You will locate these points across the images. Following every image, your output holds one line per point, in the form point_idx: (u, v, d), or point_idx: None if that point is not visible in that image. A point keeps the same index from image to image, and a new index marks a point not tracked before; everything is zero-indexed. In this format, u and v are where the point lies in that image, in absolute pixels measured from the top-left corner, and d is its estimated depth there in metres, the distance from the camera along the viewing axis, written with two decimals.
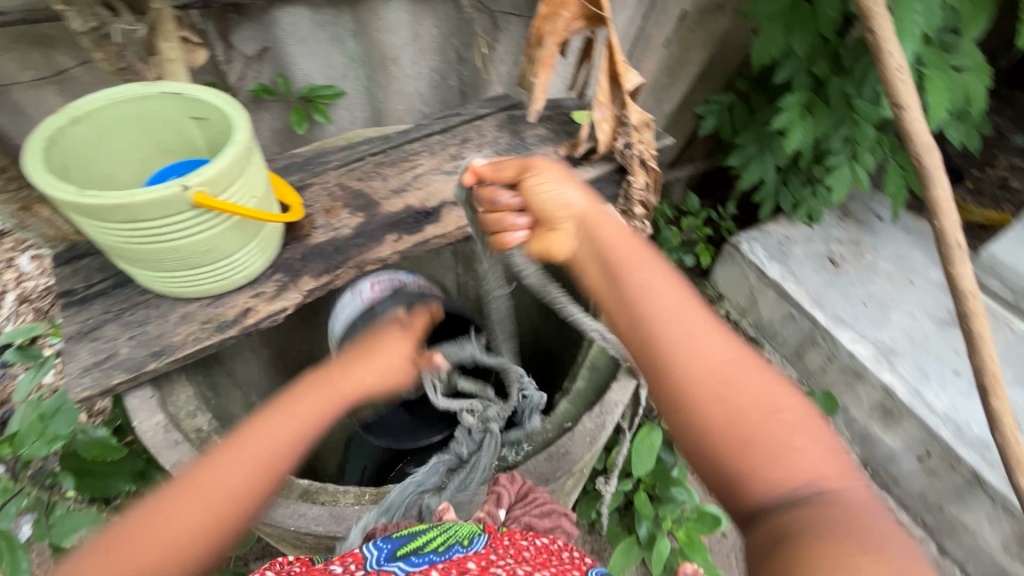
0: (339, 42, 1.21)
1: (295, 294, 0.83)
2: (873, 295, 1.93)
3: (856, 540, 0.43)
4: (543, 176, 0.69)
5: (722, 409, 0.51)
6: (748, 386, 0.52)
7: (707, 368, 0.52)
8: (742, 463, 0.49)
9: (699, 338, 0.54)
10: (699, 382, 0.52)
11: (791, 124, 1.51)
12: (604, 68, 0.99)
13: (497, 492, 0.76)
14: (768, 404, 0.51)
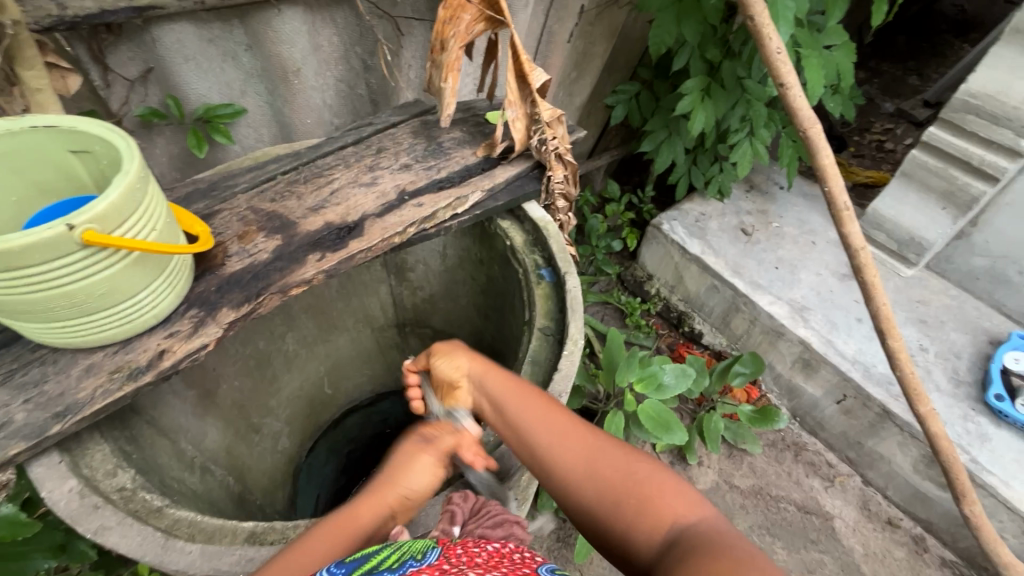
0: (232, 57, 1.15)
1: (214, 329, 0.78)
2: (783, 259, 2.10)
3: (693, 553, 0.53)
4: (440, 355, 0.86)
5: (597, 490, 0.65)
6: (612, 464, 0.66)
7: (567, 458, 0.69)
8: (622, 521, 0.62)
9: (557, 438, 0.71)
10: (576, 471, 0.68)
11: (693, 107, 1.60)
12: (510, 67, 1.00)
13: (451, 511, 0.76)
14: (631, 472, 0.65)
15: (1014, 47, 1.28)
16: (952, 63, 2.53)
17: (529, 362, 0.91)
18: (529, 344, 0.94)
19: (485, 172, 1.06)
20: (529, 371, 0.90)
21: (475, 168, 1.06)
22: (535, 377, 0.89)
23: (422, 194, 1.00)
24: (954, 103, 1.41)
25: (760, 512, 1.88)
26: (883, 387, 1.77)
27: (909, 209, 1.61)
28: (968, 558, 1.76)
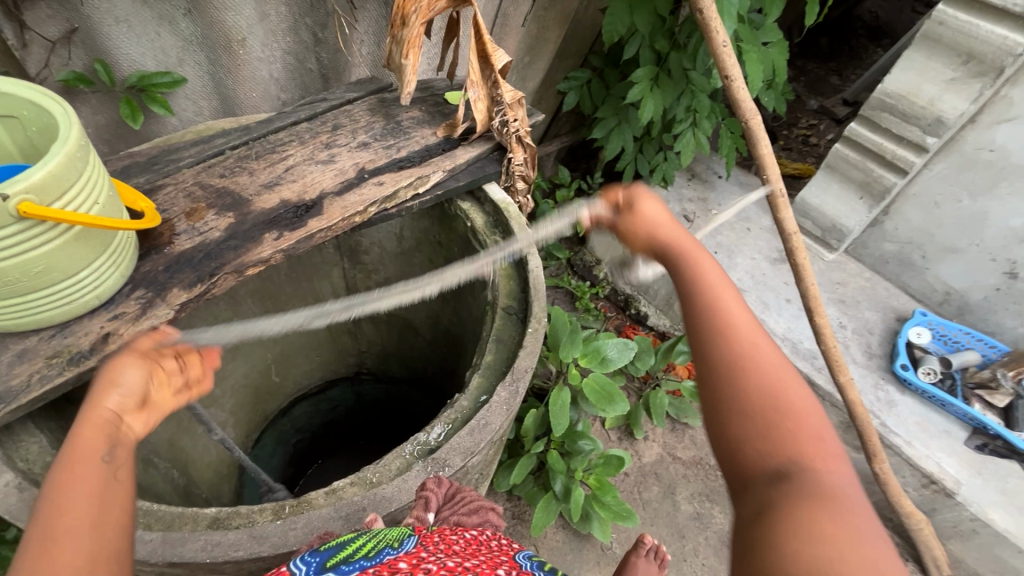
0: (169, 22, 1.07)
1: (165, 310, 0.74)
2: (721, 244, 2.23)
3: (827, 514, 0.42)
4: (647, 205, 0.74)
5: (738, 382, 0.51)
6: (780, 375, 0.51)
7: (727, 333, 0.54)
8: (753, 422, 0.49)
9: (730, 315, 0.56)
10: (737, 351, 0.53)
11: (643, 96, 1.65)
12: (473, 47, 0.99)
13: (425, 496, 0.69)
14: (795, 395, 0.50)
15: (922, 51, 1.42)
16: (867, 66, 2.76)
17: (494, 341, 0.91)
18: (494, 322, 0.95)
19: (446, 153, 1.05)
20: (494, 348, 0.91)
21: (435, 148, 1.05)
22: (500, 354, 0.90)
23: (382, 173, 0.98)
24: (872, 101, 1.55)
25: (700, 480, 2.01)
26: (808, 361, 1.94)
27: (833, 197, 1.76)
28: (877, 511, 1.97)
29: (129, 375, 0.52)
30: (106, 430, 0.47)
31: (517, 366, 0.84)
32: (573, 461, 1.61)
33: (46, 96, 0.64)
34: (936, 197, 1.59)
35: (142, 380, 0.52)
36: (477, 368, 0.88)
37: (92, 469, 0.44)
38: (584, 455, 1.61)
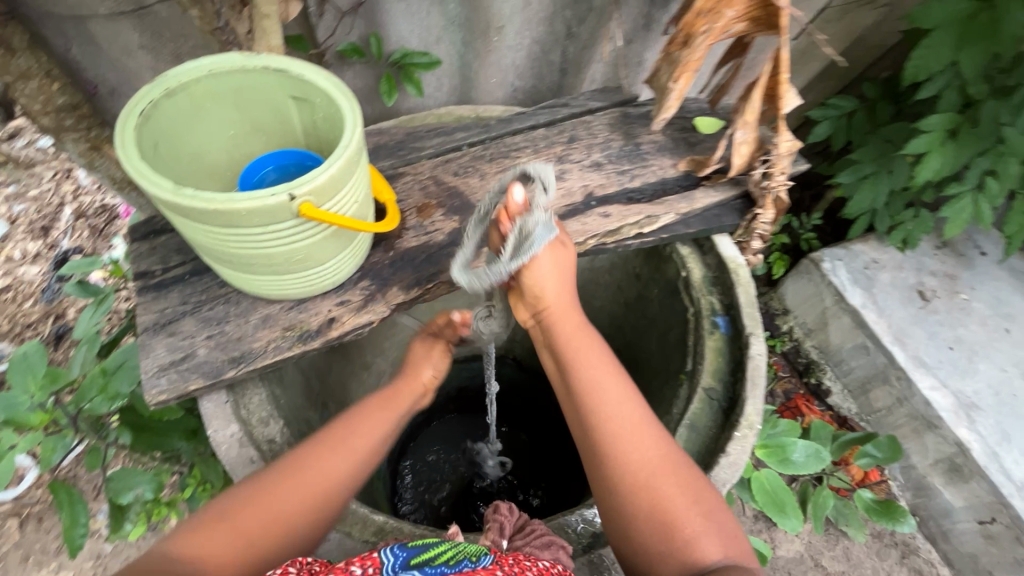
0: (441, 3, 1.06)
1: (382, 307, 0.75)
2: (962, 340, 1.79)
3: None
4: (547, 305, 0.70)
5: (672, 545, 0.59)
6: (643, 458, 0.63)
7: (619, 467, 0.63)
8: (650, 532, 0.60)
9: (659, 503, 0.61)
10: (620, 456, 0.63)
11: (929, 149, 1.34)
12: (760, 83, 0.80)
13: (499, 521, 0.73)
14: (662, 471, 0.62)
15: None
16: None
17: (686, 427, 0.81)
18: (690, 402, 0.84)
19: (683, 192, 0.93)
20: (684, 435, 0.81)
21: (671, 184, 0.93)
22: (690, 447, 0.79)
23: (610, 203, 0.90)
24: None
25: None
26: None
27: None
28: None
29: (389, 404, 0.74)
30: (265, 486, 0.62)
31: (712, 476, 0.73)
32: None
33: (323, 85, 0.65)
34: None
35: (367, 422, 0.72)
36: None
37: (327, 465, 0.65)
38: None
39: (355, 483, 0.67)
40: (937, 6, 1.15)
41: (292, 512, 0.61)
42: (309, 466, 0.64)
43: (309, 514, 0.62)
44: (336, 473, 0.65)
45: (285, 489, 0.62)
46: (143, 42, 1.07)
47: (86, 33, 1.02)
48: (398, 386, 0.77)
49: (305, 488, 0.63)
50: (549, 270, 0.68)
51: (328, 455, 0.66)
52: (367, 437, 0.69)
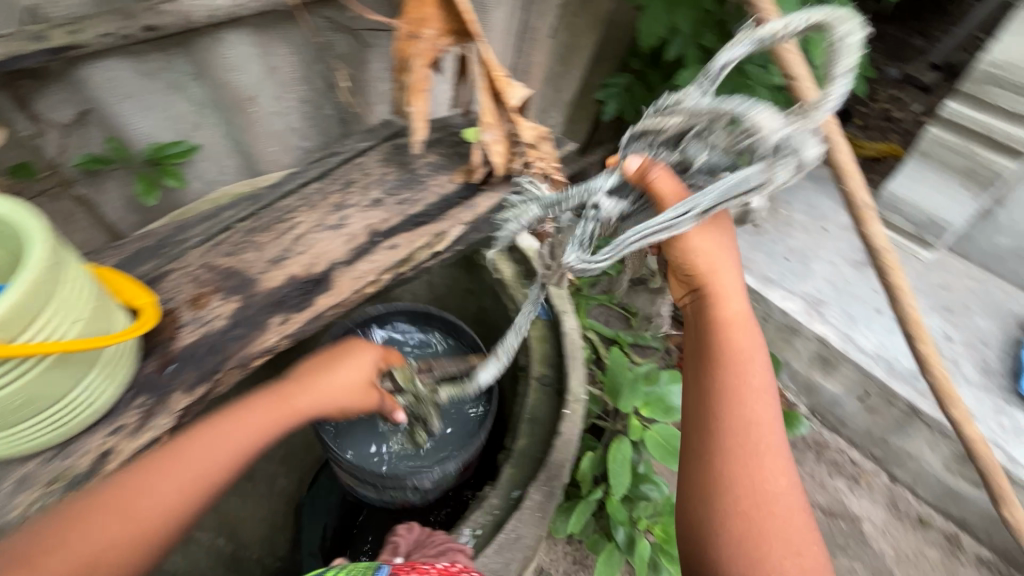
0: (180, 89, 1.02)
1: (165, 419, 0.69)
2: (794, 249, 2.00)
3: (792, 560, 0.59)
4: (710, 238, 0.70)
5: (748, 510, 0.61)
6: (774, 488, 0.62)
7: (734, 404, 0.64)
8: (744, 553, 0.60)
9: (752, 461, 0.62)
10: (747, 461, 0.62)
11: None
12: (483, 85, 0.84)
13: (395, 541, 0.72)
14: (779, 500, 0.62)
15: None
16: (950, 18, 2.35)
17: (527, 421, 0.80)
18: (526, 395, 0.83)
19: (466, 202, 0.95)
20: (528, 431, 0.79)
21: (454, 197, 0.95)
22: (535, 440, 0.78)
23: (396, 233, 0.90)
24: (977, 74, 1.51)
25: None
26: (908, 383, 1.68)
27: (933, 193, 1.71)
28: (1005, 555, 1.71)
29: (243, 416, 0.68)
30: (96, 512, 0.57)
31: (552, 461, 0.74)
32: (636, 510, 1.42)
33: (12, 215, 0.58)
34: None
35: (210, 444, 0.65)
36: (508, 457, 0.77)
37: (155, 484, 0.61)
38: (648, 503, 1.41)
39: (208, 488, 0.63)
40: None
41: (115, 540, 0.57)
42: (145, 486, 0.60)
43: (139, 542, 0.58)
44: (177, 479, 0.62)
45: (115, 508, 0.58)
46: None
47: None
48: (280, 393, 0.71)
49: (124, 514, 0.58)
50: (739, 286, 0.69)
51: (150, 478, 0.61)
52: (225, 442, 0.66)
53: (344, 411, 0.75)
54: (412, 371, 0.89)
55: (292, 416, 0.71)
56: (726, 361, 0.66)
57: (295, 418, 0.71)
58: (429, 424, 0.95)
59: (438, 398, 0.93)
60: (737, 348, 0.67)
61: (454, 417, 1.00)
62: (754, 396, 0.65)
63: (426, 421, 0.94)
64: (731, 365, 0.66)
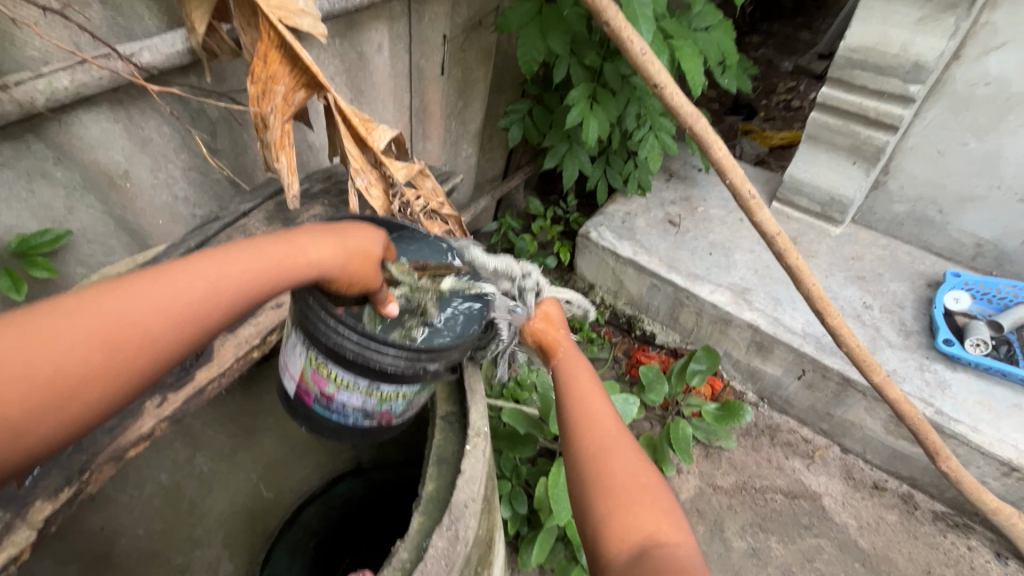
0: (40, 176, 0.97)
1: (26, 532, 0.66)
2: (715, 243, 2.07)
3: (664, 526, 0.61)
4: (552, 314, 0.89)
5: (612, 483, 0.64)
6: (622, 456, 0.67)
7: (581, 409, 0.73)
8: (612, 512, 0.62)
9: (604, 444, 0.68)
10: (599, 445, 0.68)
11: (584, 117, 1.52)
12: (346, 133, 0.87)
13: None
14: (642, 472, 0.65)
15: None
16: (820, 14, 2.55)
17: (434, 463, 0.79)
18: (432, 437, 0.83)
19: None
20: (435, 473, 0.78)
21: None
22: (442, 482, 0.77)
23: None
24: (840, 61, 1.64)
25: (751, 508, 1.79)
26: (838, 355, 1.76)
27: (828, 172, 1.81)
28: (958, 506, 1.76)
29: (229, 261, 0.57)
30: (72, 323, 0.48)
31: (455, 502, 0.73)
32: None
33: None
34: (938, 146, 1.68)
35: (210, 268, 0.56)
36: (415, 504, 0.75)
37: (110, 311, 0.49)
38: None
39: (169, 343, 0.52)
40: (513, 13, 1.35)
41: (42, 379, 0.46)
42: (99, 310, 0.49)
43: (69, 389, 0.47)
44: (134, 313, 0.50)
45: (53, 329, 0.47)
46: None
47: None
48: (286, 242, 0.61)
49: (70, 340, 0.47)
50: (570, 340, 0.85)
51: (107, 303, 0.49)
52: (196, 283, 0.54)
53: (341, 281, 0.66)
54: (411, 265, 0.78)
55: (278, 274, 0.60)
56: (568, 381, 0.78)
57: (285, 277, 0.60)
58: (428, 318, 0.76)
59: (442, 287, 0.79)
60: (571, 371, 0.79)
61: (455, 317, 0.79)
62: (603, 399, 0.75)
63: (425, 312, 0.76)
64: (575, 386, 0.77)
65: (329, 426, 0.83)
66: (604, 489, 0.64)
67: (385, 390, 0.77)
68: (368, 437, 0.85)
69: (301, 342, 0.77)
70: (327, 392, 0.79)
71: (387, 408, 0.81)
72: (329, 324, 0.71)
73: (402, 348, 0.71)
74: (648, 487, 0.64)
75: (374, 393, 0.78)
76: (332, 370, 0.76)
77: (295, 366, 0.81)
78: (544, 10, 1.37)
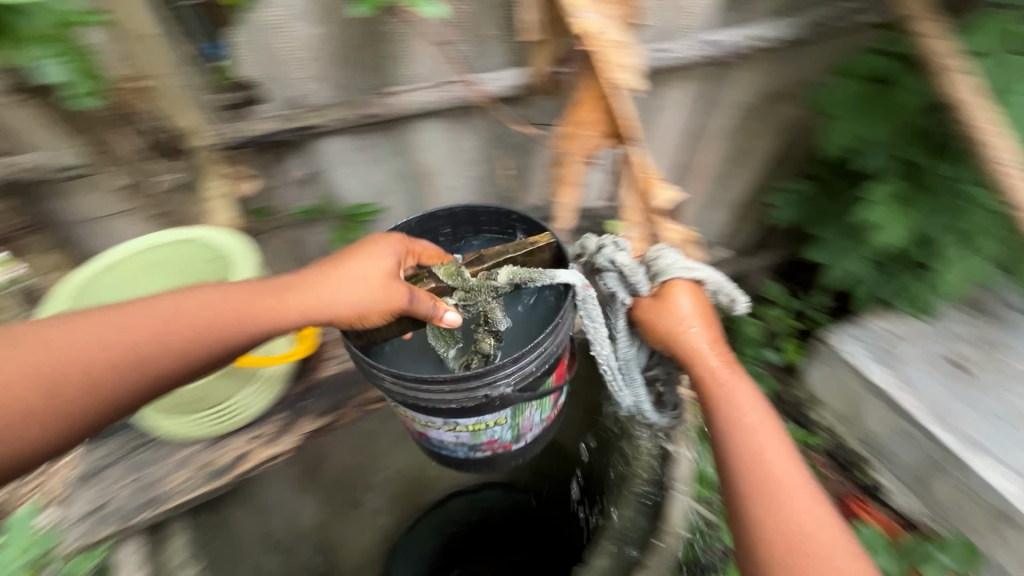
0: (380, 161, 1.20)
1: (292, 439, 0.87)
2: (1018, 411, 1.54)
3: (834, 570, 0.67)
4: (678, 299, 0.86)
5: (780, 530, 0.71)
6: (798, 505, 0.72)
7: (743, 439, 0.79)
8: (783, 560, 0.69)
9: (776, 491, 0.73)
10: (766, 489, 0.74)
11: (888, 218, 1.28)
12: (633, 186, 0.89)
13: None
14: (807, 517, 0.71)
15: None
16: None
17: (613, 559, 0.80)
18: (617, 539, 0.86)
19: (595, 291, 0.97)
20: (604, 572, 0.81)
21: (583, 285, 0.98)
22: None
23: None
24: None
25: None
26: None
27: None
28: None
29: (228, 291, 0.76)
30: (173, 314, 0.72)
31: None
32: None
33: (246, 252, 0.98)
34: None
35: (264, 297, 0.75)
36: None
37: (140, 322, 0.70)
38: None
39: (180, 347, 0.71)
40: (834, 92, 1.29)
41: (104, 359, 0.67)
42: (131, 321, 0.70)
43: (71, 372, 0.66)
44: (172, 311, 0.71)
45: (114, 332, 0.69)
46: None
47: None
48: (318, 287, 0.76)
49: (142, 326, 0.70)
50: (719, 349, 0.87)
51: (145, 313, 0.70)
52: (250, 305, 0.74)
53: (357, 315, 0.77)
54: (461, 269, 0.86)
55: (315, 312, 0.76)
56: (720, 402, 0.83)
57: (276, 318, 0.75)
58: (493, 324, 0.85)
59: (496, 281, 0.83)
60: (717, 390, 0.84)
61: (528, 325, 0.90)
62: (761, 429, 0.80)
63: (490, 314, 0.84)
64: (729, 416, 0.81)
65: (451, 459, 0.98)
66: (783, 543, 0.70)
67: (467, 424, 0.86)
68: (494, 459, 0.98)
69: (392, 403, 0.87)
70: (418, 430, 0.93)
71: (487, 437, 0.90)
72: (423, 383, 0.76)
73: (485, 375, 0.76)
74: (818, 540, 0.69)
75: (460, 428, 0.88)
76: (420, 418, 0.87)
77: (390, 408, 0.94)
78: (876, 93, 1.26)
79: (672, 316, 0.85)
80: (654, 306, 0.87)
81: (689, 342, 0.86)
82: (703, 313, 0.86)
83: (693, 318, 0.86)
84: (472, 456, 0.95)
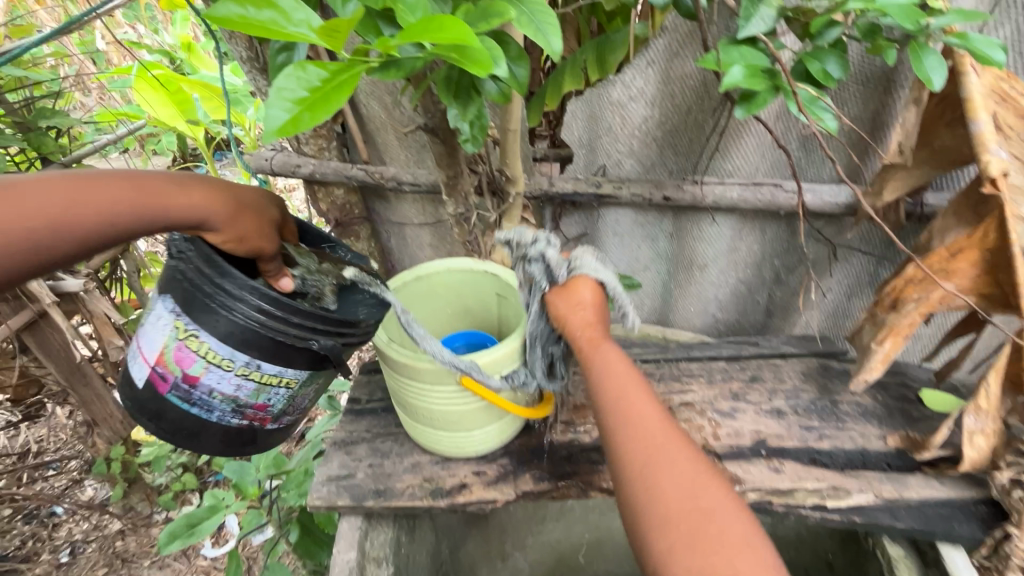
0: (652, 240, 1.19)
1: (510, 490, 0.78)
2: None
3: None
4: (573, 294, 0.65)
5: (687, 540, 0.50)
6: (698, 504, 0.52)
7: (634, 427, 0.57)
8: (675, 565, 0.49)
9: (657, 480, 0.53)
10: (658, 487, 0.53)
11: None
12: (997, 368, 0.68)
13: None
14: (717, 515, 0.51)
15: None
16: None
17: None
18: None
19: (890, 471, 0.77)
20: None
21: (874, 457, 0.78)
22: None
23: (785, 457, 0.79)
24: None
25: None
26: None
27: None
28: None
29: (190, 185, 0.58)
30: (133, 190, 0.54)
31: None
32: None
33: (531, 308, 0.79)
34: None
35: (207, 209, 0.58)
36: None
37: (74, 210, 0.51)
38: None
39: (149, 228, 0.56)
40: None
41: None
42: (38, 206, 0.49)
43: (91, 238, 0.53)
44: (152, 203, 0.55)
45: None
46: (431, 241, 1.40)
47: (397, 229, 1.42)
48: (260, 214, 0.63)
49: (135, 206, 0.54)
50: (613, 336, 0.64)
51: (71, 204, 0.51)
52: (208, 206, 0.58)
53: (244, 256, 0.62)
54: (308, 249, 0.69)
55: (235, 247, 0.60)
56: (614, 387, 0.60)
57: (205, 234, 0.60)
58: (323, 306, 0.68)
59: (342, 274, 0.67)
60: (610, 374, 0.61)
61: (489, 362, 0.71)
62: (652, 412, 0.58)
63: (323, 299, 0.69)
64: (620, 398, 0.59)
65: (190, 425, 0.66)
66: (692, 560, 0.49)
67: (265, 372, 0.63)
68: (246, 436, 0.69)
69: (170, 307, 0.62)
70: (190, 374, 0.63)
71: (263, 400, 0.66)
72: (231, 306, 0.59)
73: (227, 280, 0.58)
74: (730, 538, 0.49)
75: (251, 377, 0.63)
76: (203, 341, 0.61)
77: (151, 345, 0.64)
78: None
79: (577, 309, 0.64)
80: (559, 298, 0.65)
81: (587, 326, 0.64)
82: (582, 305, 0.65)
83: (584, 309, 0.65)
84: (227, 425, 0.67)
